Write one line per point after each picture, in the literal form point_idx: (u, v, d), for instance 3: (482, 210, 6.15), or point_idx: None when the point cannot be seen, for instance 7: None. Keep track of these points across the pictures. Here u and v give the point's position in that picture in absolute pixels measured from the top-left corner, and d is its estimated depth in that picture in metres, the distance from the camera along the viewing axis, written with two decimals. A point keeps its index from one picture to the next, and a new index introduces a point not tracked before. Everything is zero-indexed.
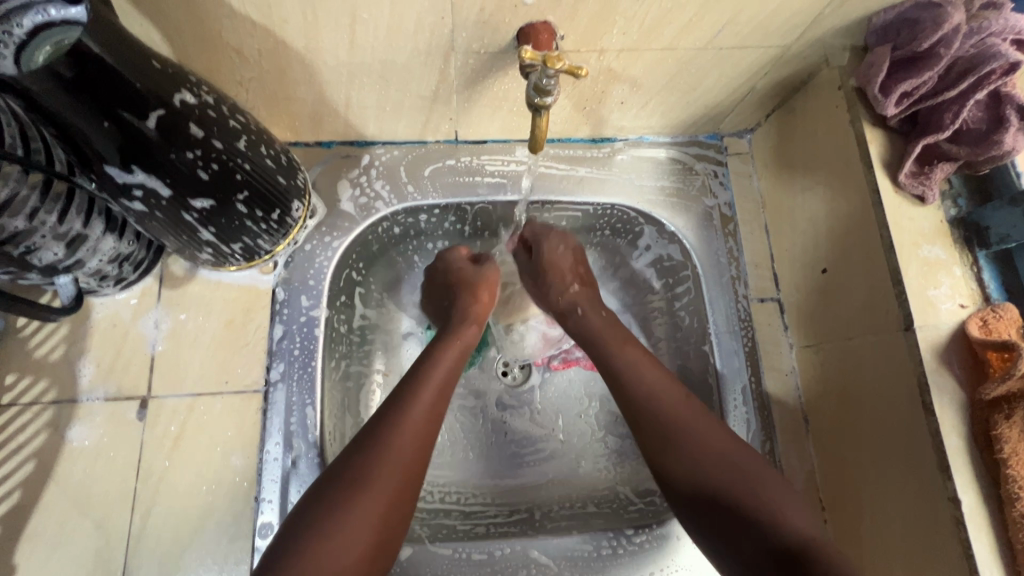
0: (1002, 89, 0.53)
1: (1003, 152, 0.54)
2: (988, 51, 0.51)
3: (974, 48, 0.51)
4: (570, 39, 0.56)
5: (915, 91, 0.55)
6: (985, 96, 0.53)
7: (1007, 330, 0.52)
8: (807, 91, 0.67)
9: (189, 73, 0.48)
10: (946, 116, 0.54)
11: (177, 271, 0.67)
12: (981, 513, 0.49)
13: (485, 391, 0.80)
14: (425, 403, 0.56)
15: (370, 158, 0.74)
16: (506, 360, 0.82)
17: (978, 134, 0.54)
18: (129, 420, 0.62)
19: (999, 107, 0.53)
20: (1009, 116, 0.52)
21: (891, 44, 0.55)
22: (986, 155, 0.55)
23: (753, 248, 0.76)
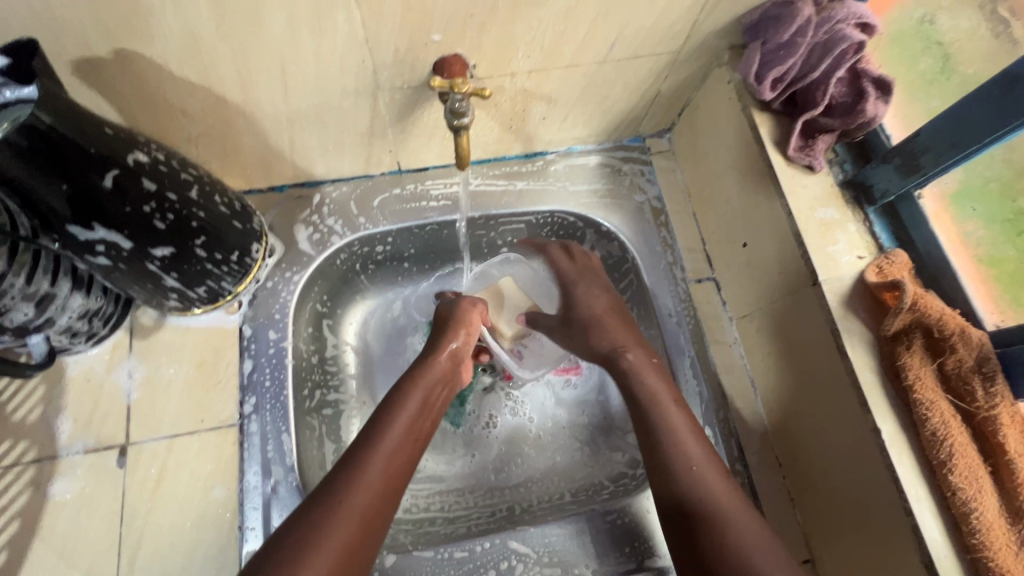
0: (857, 66, 0.61)
1: (869, 118, 0.61)
2: (838, 35, 0.58)
3: (826, 35, 0.59)
4: (481, 67, 0.63)
5: (785, 77, 0.63)
6: (846, 74, 0.61)
7: (900, 273, 0.58)
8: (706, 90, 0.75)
9: (140, 135, 0.54)
10: (817, 93, 0.62)
11: (147, 321, 0.71)
12: (901, 437, 0.54)
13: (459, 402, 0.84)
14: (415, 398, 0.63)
15: (321, 197, 0.79)
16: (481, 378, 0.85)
17: (846, 106, 0.62)
18: (110, 468, 0.65)
19: (859, 81, 0.61)
20: (866, 88, 0.60)
21: (762, 38, 0.63)
22: (857, 123, 0.62)
23: (686, 234, 0.82)
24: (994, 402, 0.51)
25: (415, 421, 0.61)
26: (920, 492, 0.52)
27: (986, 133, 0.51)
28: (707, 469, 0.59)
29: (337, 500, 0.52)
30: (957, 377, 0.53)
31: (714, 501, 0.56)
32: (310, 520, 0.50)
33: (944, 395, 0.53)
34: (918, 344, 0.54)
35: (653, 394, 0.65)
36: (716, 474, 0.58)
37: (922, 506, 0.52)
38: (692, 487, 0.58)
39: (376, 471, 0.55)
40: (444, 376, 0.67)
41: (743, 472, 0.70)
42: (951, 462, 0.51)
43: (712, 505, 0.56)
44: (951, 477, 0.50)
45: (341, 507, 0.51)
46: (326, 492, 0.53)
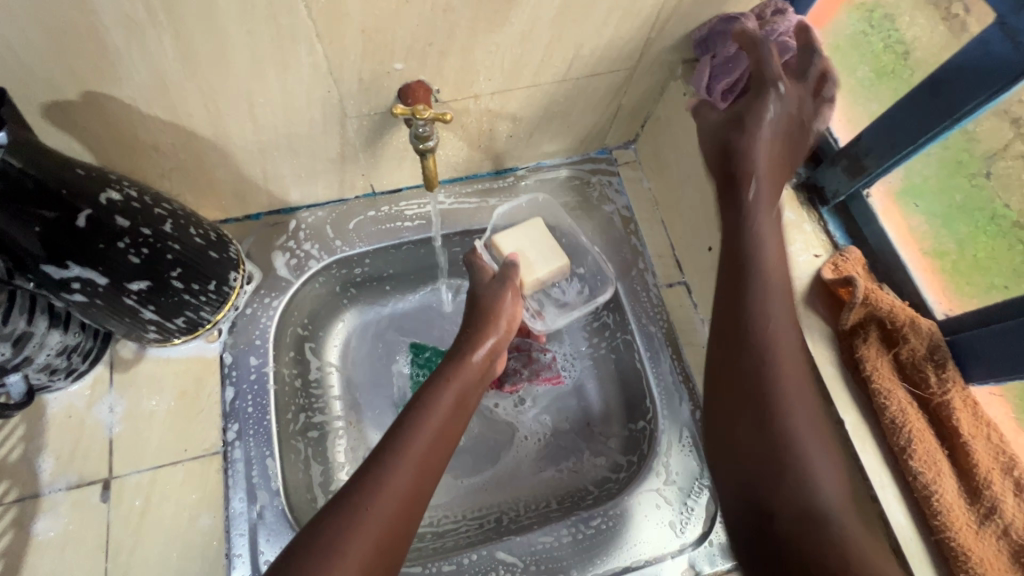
0: None
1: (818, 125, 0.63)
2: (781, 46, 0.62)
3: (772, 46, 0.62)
4: (445, 91, 0.65)
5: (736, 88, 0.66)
6: None
7: (854, 268, 0.61)
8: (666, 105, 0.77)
9: (111, 173, 0.55)
10: None
11: (127, 354, 0.71)
12: (864, 426, 0.56)
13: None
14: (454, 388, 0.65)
15: (297, 222, 0.81)
16: None
17: None
18: (93, 503, 0.65)
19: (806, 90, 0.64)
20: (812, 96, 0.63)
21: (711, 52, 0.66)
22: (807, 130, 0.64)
23: (655, 240, 0.85)
24: (946, 387, 0.54)
25: (448, 419, 0.62)
26: (885, 479, 0.54)
27: (921, 131, 0.54)
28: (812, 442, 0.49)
29: (376, 493, 0.54)
30: (912, 365, 0.56)
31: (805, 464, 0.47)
32: (347, 508, 0.52)
33: (900, 383, 0.56)
34: (873, 336, 0.57)
35: (767, 258, 0.57)
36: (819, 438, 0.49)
37: (888, 493, 0.53)
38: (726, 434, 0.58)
39: (409, 468, 0.57)
40: (479, 373, 0.68)
41: None
42: (911, 448, 0.53)
43: (814, 501, 0.45)
44: (911, 462, 0.53)
45: (380, 500, 0.53)
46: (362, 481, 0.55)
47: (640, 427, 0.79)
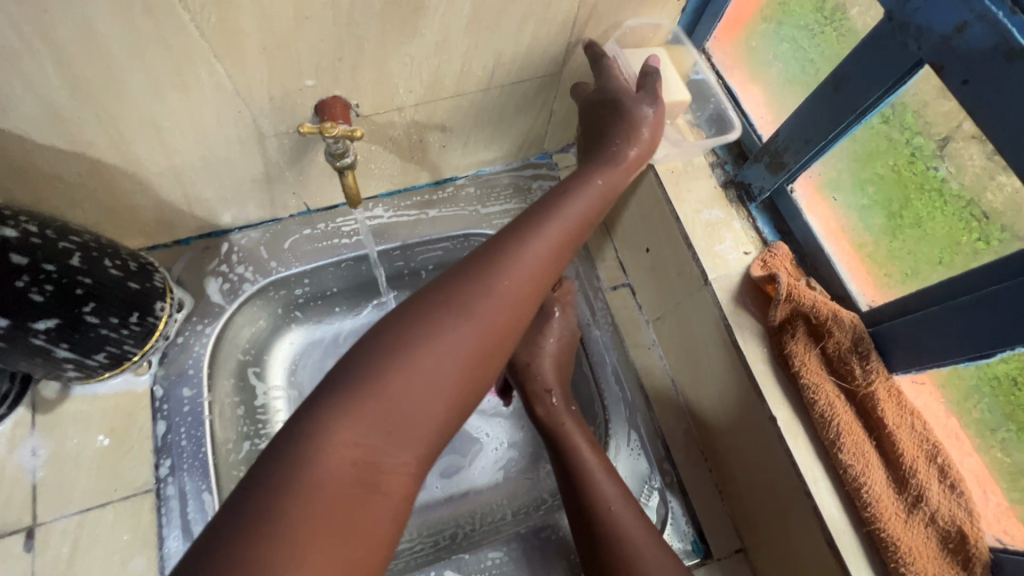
0: None
1: None
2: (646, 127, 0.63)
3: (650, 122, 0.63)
4: (365, 105, 0.64)
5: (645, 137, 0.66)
6: None
7: (783, 265, 0.61)
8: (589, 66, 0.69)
9: (4, 208, 0.52)
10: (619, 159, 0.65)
11: (49, 394, 0.68)
12: (796, 422, 0.56)
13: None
14: (550, 235, 0.53)
15: (229, 245, 0.78)
16: None
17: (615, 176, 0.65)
18: (16, 554, 0.62)
19: None
20: None
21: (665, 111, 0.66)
22: None
23: (599, 243, 0.85)
24: (870, 378, 0.54)
25: (530, 280, 0.51)
26: (816, 472, 0.54)
27: (829, 128, 0.55)
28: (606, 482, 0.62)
29: (431, 340, 0.45)
30: (839, 358, 0.56)
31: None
32: (395, 349, 0.44)
33: (828, 377, 0.56)
34: (801, 332, 0.57)
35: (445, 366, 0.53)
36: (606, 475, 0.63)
37: (820, 487, 0.54)
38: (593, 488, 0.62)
39: (483, 332, 0.47)
40: (575, 226, 0.56)
41: (671, 470, 0.72)
42: (840, 441, 0.53)
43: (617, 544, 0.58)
44: (841, 455, 0.53)
45: (442, 358, 0.45)
46: (415, 332, 0.46)
47: None
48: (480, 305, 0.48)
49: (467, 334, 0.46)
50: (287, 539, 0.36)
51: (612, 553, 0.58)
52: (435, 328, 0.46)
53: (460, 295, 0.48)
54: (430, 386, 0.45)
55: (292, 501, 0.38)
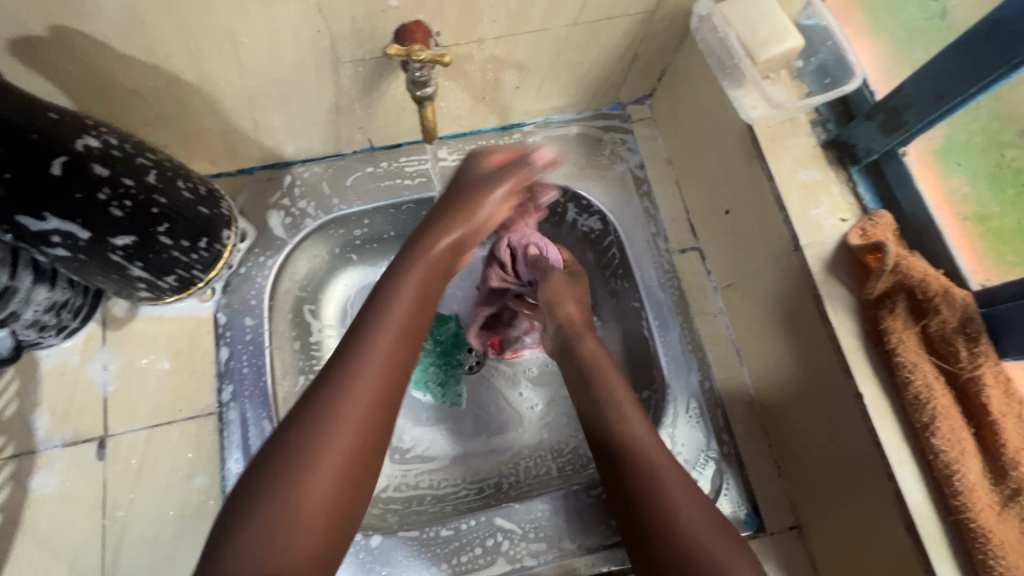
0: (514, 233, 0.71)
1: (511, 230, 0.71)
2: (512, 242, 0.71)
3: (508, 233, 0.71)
4: (446, 34, 0.60)
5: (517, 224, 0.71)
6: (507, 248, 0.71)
7: (885, 234, 0.56)
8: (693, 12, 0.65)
9: (87, 118, 0.51)
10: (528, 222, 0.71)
11: (119, 312, 0.69)
12: (885, 403, 0.53)
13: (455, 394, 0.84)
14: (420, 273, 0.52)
15: (292, 178, 0.77)
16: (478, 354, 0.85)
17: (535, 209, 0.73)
18: (89, 461, 0.64)
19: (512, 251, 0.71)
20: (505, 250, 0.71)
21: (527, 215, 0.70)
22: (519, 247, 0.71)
23: (669, 203, 0.80)
24: (977, 361, 0.50)
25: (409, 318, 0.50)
26: (904, 455, 0.51)
27: (970, 81, 0.50)
28: (636, 420, 0.59)
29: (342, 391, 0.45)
30: (941, 339, 0.52)
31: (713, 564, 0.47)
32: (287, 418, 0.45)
33: (927, 357, 0.52)
34: (900, 308, 0.53)
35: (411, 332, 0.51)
36: (637, 417, 0.60)
37: (906, 471, 0.51)
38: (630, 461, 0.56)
39: (375, 382, 0.46)
40: (453, 255, 0.55)
41: (729, 441, 0.70)
42: (934, 425, 0.50)
43: (649, 486, 0.54)
44: (933, 440, 0.50)
45: (334, 426, 0.44)
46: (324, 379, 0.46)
47: (643, 397, 0.76)
48: (368, 356, 0.47)
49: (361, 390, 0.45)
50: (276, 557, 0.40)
51: (645, 498, 0.53)
52: (344, 373, 0.46)
53: (360, 319, 0.49)
54: (332, 440, 0.44)
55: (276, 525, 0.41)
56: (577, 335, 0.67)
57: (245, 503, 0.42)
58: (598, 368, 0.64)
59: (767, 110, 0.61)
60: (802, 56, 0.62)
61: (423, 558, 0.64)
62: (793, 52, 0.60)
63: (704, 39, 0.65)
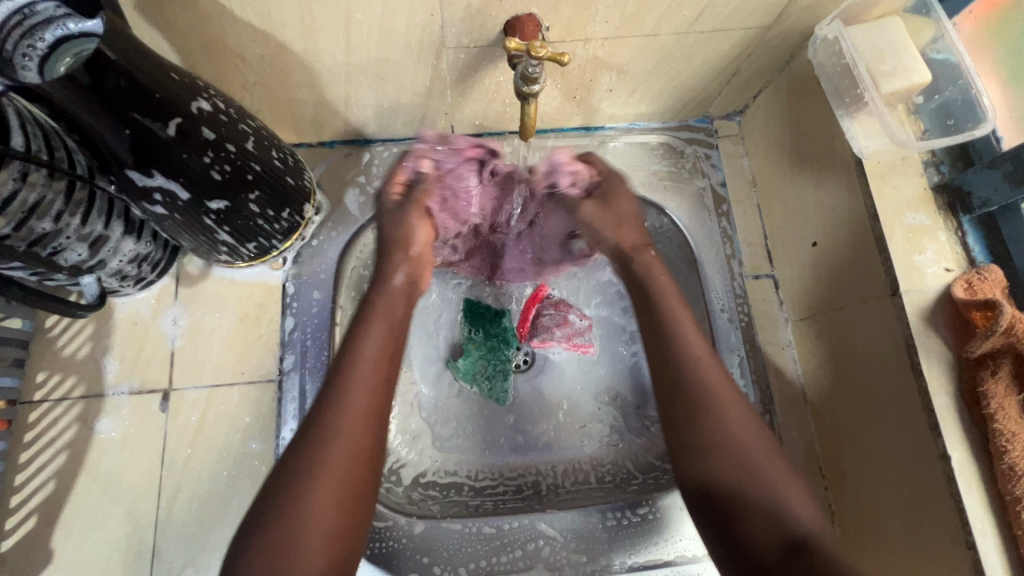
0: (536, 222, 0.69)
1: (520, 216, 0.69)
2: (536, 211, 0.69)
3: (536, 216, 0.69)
4: (554, 30, 0.58)
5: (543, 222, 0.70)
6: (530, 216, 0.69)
7: (993, 290, 0.52)
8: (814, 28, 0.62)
9: (200, 80, 0.51)
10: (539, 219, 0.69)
11: (193, 269, 0.71)
12: (972, 467, 0.51)
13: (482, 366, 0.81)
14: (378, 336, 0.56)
15: (371, 156, 0.77)
16: (527, 349, 0.82)
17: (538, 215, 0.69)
18: (152, 411, 0.66)
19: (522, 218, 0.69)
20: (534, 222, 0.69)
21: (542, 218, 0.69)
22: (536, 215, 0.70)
23: (747, 226, 0.78)
24: None
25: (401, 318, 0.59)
26: (985, 526, 0.49)
27: None
28: (731, 406, 0.53)
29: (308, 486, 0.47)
30: None
31: (775, 508, 0.49)
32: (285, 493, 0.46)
33: None
34: (1004, 371, 0.50)
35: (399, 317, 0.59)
36: (739, 419, 0.53)
37: (987, 541, 0.49)
38: (714, 422, 0.53)
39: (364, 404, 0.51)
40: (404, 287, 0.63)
41: None
42: None
43: (751, 462, 0.51)
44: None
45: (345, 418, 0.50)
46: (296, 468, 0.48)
47: None
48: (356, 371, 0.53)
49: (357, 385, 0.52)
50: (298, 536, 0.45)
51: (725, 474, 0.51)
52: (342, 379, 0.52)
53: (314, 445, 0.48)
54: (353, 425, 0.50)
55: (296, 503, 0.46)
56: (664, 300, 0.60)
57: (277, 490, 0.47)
58: (716, 384, 0.54)
59: (884, 145, 0.58)
60: (925, 93, 0.59)
61: (464, 552, 0.65)
62: (919, 88, 0.58)
63: (822, 61, 0.62)
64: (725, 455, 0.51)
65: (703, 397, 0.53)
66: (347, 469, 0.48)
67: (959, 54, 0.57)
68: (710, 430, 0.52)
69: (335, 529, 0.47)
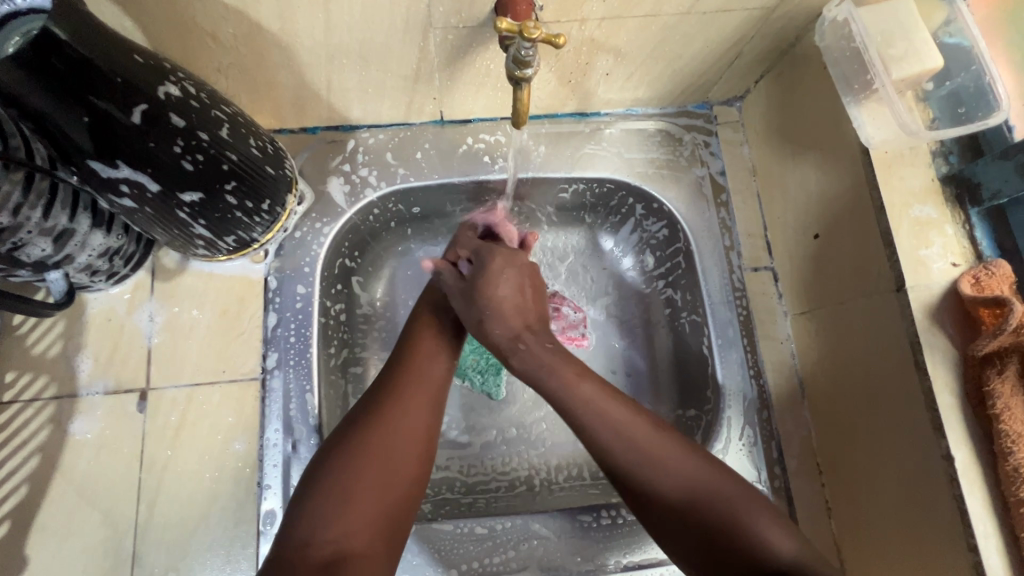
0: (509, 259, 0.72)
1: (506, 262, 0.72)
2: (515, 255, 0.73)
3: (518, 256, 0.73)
4: (549, 10, 0.55)
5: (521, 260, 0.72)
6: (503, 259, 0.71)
7: (1001, 287, 0.51)
8: (822, 8, 0.59)
9: (167, 62, 0.47)
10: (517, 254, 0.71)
11: (169, 263, 0.67)
12: (975, 468, 0.50)
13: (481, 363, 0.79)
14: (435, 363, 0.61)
15: (356, 143, 0.73)
16: None
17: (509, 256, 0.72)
18: (129, 412, 0.63)
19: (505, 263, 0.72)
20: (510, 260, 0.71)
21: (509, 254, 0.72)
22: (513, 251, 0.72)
23: (746, 217, 0.76)
24: None
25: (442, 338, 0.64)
26: (987, 528, 0.48)
27: None
28: (617, 411, 0.56)
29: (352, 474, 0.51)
30: None
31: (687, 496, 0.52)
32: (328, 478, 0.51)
33: None
34: (1011, 370, 0.49)
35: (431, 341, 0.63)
36: (630, 415, 0.56)
37: (988, 543, 0.48)
38: (604, 418, 0.56)
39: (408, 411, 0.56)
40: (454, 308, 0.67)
41: (780, 475, 0.67)
42: None
43: (648, 456, 0.54)
44: None
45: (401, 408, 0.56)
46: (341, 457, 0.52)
47: (691, 416, 0.73)
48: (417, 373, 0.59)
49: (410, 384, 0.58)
50: (352, 500, 0.50)
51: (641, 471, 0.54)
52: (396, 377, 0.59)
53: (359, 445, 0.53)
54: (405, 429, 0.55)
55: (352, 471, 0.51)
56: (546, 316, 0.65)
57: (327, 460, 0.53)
58: (589, 385, 0.58)
59: (892, 134, 0.56)
60: (934, 79, 0.56)
61: (455, 553, 0.63)
62: (929, 74, 0.55)
63: (828, 45, 0.59)
64: (633, 454, 0.54)
65: (586, 400, 0.57)
66: (389, 461, 0.53)
67: (972, 39, 0.55)
68: (610, 426, 0.55)
69: (384, 503, 0.52)
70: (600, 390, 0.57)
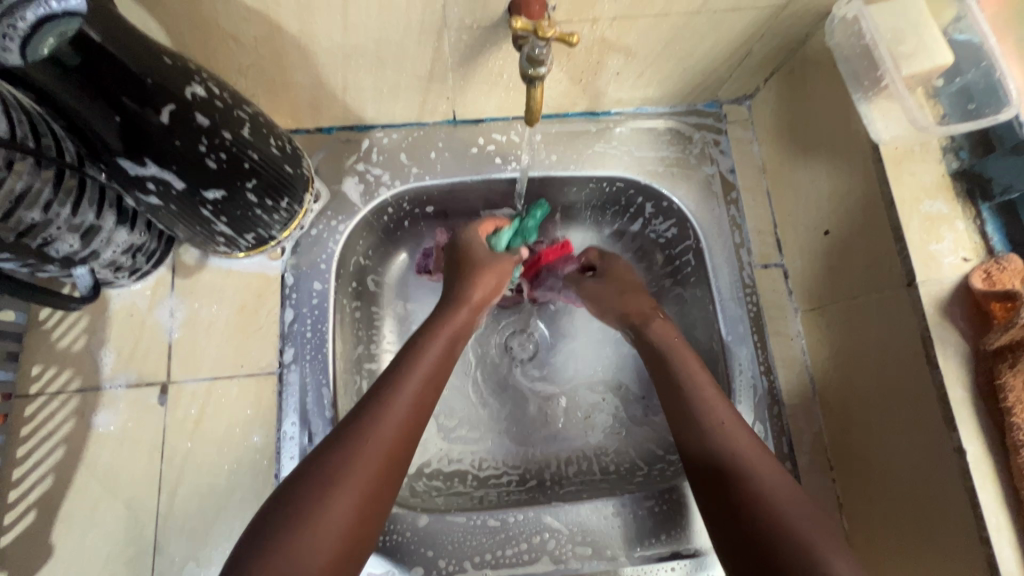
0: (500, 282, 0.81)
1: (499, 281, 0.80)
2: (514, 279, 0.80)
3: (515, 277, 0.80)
4: (561, 10, 0.56)
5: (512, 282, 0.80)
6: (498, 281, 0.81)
7: (1013, 281, 0.50)
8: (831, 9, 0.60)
9: (193, 63, 0.49)
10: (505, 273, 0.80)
11: (189, 260, 0.69)
12: (988, 461, 0.50)
13: (480, 357, 0.80)
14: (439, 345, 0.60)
15: (370, 142, 0.74)
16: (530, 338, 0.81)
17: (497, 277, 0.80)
18: (151, 404, 0.65)
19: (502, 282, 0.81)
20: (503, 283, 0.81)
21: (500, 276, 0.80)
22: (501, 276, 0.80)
23: (756, 214, 0.76)
24: None
25: (461, 322, 0.64)
26: (1000, 521, 0.48)
27: None
28: (766, 474, 0.52)
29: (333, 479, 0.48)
30: None
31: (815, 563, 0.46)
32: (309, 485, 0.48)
33: None
34: None
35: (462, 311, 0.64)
36: (775, 482, 0.52)
37: (1002, 536, 0.48)
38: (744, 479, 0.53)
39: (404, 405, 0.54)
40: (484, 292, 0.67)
41: (791, 471, 0.67)
42: None
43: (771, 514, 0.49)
44: None
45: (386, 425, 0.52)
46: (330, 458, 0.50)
47: None
48: (403, 387, 0.55)
49: (405, 398, 0.54)
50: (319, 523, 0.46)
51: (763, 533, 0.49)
52: (395, 377, 0.55)
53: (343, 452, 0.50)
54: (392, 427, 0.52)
55: (328, 490, 0.47)
56: (681, 359, 0.63)
57: (311, 470, 0.49)
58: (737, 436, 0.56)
59: (902, 130, 0.57)
60: (945, 75, 0.57)
61: (469, 544, 0.64)
62: (939, 70, 0.55)
63: (838, 44, 0.60)
64: (772, 515, 0.49)
65: (736, 465, 0.53)
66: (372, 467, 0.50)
67: (982, 35, 0.55)
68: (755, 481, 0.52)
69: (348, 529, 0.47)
70: (746, 450, 0.54)
